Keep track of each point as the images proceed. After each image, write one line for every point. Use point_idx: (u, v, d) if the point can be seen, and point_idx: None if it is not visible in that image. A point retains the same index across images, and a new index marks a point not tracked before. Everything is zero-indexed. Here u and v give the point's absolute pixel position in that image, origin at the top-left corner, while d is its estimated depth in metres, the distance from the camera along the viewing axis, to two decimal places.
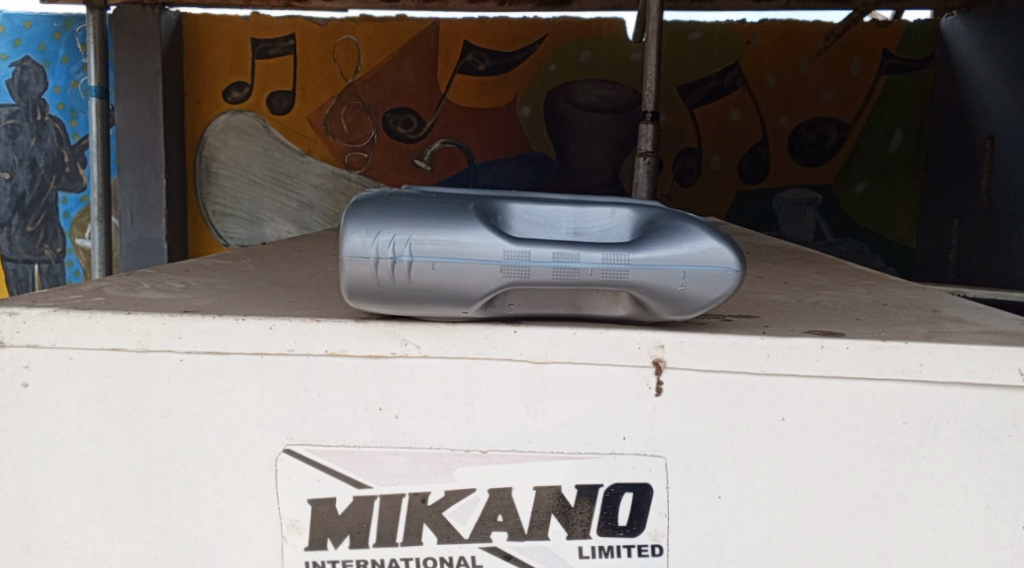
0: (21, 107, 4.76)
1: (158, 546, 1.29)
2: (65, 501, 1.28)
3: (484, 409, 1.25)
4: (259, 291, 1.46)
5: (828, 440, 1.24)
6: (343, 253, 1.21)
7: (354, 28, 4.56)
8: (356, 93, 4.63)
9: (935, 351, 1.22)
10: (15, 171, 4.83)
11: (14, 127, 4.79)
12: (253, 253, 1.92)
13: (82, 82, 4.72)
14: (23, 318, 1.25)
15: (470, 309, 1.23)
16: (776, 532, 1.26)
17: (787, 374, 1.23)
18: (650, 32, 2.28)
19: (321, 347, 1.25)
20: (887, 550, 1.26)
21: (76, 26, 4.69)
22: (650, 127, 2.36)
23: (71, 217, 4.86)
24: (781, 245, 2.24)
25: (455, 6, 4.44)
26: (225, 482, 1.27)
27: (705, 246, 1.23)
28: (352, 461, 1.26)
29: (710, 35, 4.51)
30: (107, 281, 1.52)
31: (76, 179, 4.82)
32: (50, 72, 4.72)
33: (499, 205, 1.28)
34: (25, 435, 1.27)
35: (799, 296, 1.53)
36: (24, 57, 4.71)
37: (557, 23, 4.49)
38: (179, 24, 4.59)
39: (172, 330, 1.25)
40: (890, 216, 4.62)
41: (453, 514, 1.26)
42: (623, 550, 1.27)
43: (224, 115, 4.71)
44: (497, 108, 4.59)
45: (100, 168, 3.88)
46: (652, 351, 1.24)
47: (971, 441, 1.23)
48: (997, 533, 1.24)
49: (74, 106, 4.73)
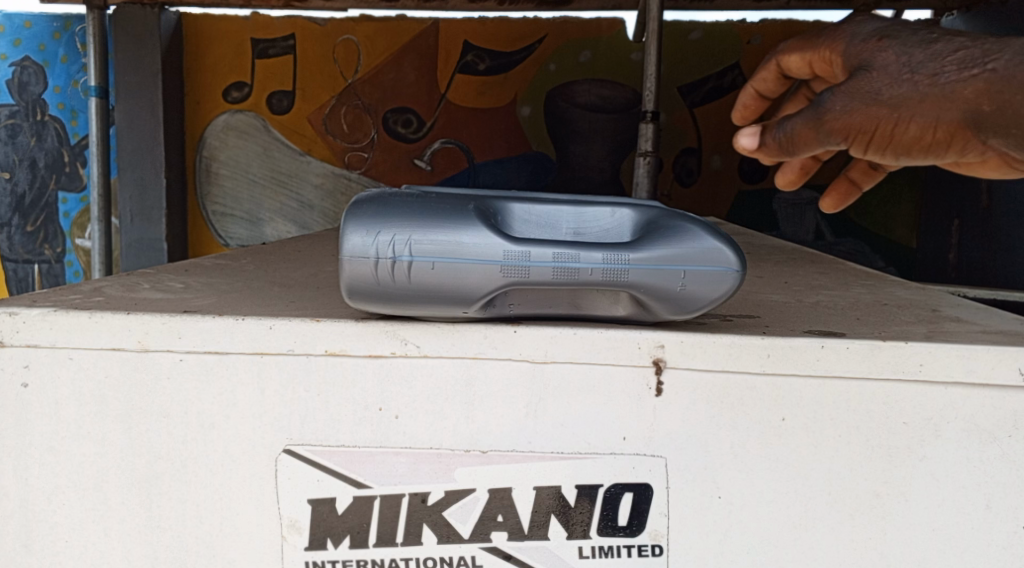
0: (21, 107, 4.70)
1: (156, 546, 1.29)
2: (64, 500, 1.28)
3: (483, 409, 1.25)
4: (259, 291, 1.46)
5: (829, 440, 1.24)
6: (343, 253, 1.21)
7: (354, 28, 4.49)
8: (355, 93, 4.56)
9: (935, 351, 1.22)
10: (15, 171, 4.78)
11: (14, 127, 4.74)
12: (253, 253, 1.92)
13: (81, 82, 4.67)
14: (22, 318, 1.25)
15: (469, 309, 1.23)
16: (775, 533, 1.26)
17: (787, 373, 1.23)
18: (650, 31, 2.28)
19: (320, 347, 1.24)
20: (888, 550, 1.26)
21: (76, 26, 4.64)
22: (650, 127, 2.36)
23: (71, 217, 4.82)
24: (780, 245, 2.24)
25: (456, 5, 4.38)
26: (225, 482, 1.27)
27: (705, 246, 1.23)
28: (353, 462, 1.26)
29: (710, 34, 4.48)
30: (106, 281, 1.52)
31: (76, 179, 4.77)
32: (50, 72, 4.66)
33: (500, 205, 1.28)
34: (23, 434, 1.27)
35: (800, 296, 1.53)
36: (24, 57, 4.65)
37: (557, 23, 4.43)
38: (179, 24, 4.51)
39: (171, 329, 1.25)
40: (890, 217, 4.61)
41: (453, 514, 1.26)
42: (623, 550, 1.27)
43: (224, 115, 4.64)
44: (498, 108, 4.55)
45: (100, 168, 3.83)
46: (652, 351, 1.23)
47: (972, 440, 1.23)
48: (997, 533, 1.24)
49: (74, 106, 4.68)
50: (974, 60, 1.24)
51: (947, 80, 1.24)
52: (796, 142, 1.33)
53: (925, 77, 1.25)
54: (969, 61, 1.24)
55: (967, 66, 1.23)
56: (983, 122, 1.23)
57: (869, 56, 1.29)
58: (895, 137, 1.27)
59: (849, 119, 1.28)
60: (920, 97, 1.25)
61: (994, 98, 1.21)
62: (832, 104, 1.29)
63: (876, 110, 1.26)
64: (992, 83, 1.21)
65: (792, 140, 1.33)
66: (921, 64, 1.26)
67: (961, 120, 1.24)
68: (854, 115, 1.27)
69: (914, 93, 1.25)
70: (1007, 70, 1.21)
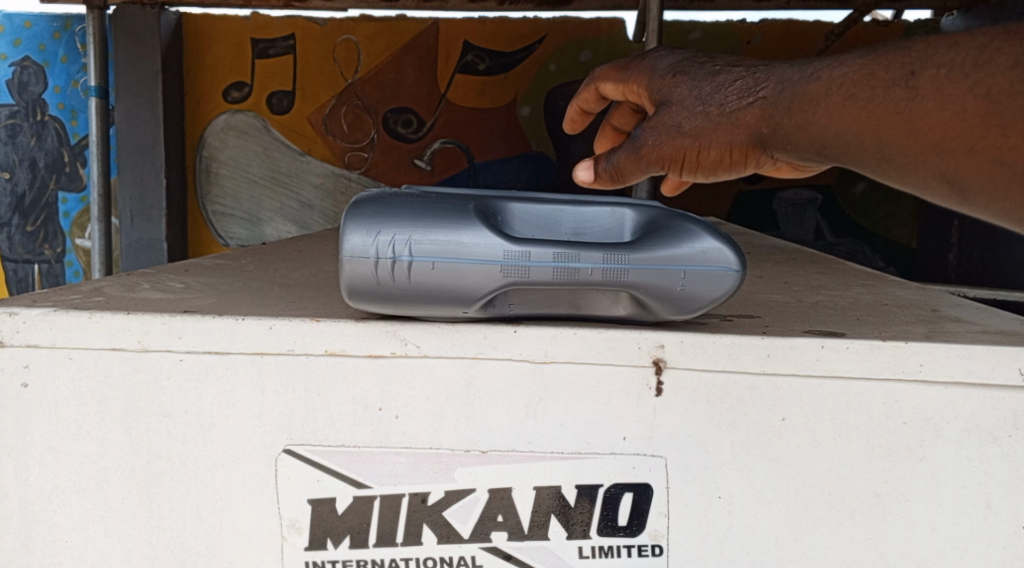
0: (21, 107, 4.61)
1: (156, 545, 1.29)
2: (63, 500, 1.28)
3: (483, 409, 1.25)
4: (259, 291, 1.46)
5: (828, 440, 1.24)
6: (343, 253, 1.21)
7: (355, 28, 4.39)
8: (356, 93, 4.46)
9: (935, 351, 1.22)
10: (15, 171, 4.68)
11: (14, 127, 4.64)
12: (253, 253, 1.92)
13: (81, 82, 4.58)
14: (22, 318, 1.25)
15: (470, 309, 1.23)
16: (775, 533, 1.26)
17: (787, 374, 1.23)
18: (650, 32, 2.28)
19: (321, 347, 1.24)
20: (888, 550, 1.26)
21: (76, 26, 4.55)
22: None
23: (71, 217, 4.72)
24: (780, 245, 2.23)
25: (457, 5, 4.29)
26: (226, 482, 1.27)
27: (705, 246, 1.23)
28: (353, 462, 1.26)
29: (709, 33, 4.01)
30: (106, 281, 1.52)
31: (76, 179, 4.68)
32: (50, 72, 4.57)
33: (500, 205, 1.28)
34: (23, 435, 1.27)
35: (799, 296, 1.53)
36: (24, 57, 4.56)
37: (557, 22, 4.34)
38: (179, 24, 4.40)
39: (171, 329, 1.25)
40: (891, 216, 4.60)
41: (453, 514, 1.26)
42: (623, 550, 1.27)
43: (224, 115, 4.54)
44: (497, 108, 4.47)
45: (100, 167, 3.81)
46: (652, 351, 1.23)
47: (972, 440, 1.23)
48: (997, 532, 1.24)
49: (74, 106, 4.59)
50: (752, 86, 1.20)
51: (730, 108, 1.21)
52: (621, 176, 1.30)
53: (714, 106, 1.22)
54: (748, 88, 1.20)
55: (746, 93, 1.20)
56: (772, 145, 1.19)
57: (665, 89, 1.27)
58: (696, 165, 1.24)
59: (651, 152, 1.26)
60: (711, 128, 1.22)
61: (772, 122, 1.18)
62: (642, 140, 1.27)
63: (675, 142, 1.24)
64: (768, 108, 1.18)
65: (610, 171, 1.31)
66: (709, 95, 1.23)
67: (750, 145, 1.20)
68: (657, 150, 1.25)
69: (708, 124, 1.22)
70: (776, 96, 1.17)
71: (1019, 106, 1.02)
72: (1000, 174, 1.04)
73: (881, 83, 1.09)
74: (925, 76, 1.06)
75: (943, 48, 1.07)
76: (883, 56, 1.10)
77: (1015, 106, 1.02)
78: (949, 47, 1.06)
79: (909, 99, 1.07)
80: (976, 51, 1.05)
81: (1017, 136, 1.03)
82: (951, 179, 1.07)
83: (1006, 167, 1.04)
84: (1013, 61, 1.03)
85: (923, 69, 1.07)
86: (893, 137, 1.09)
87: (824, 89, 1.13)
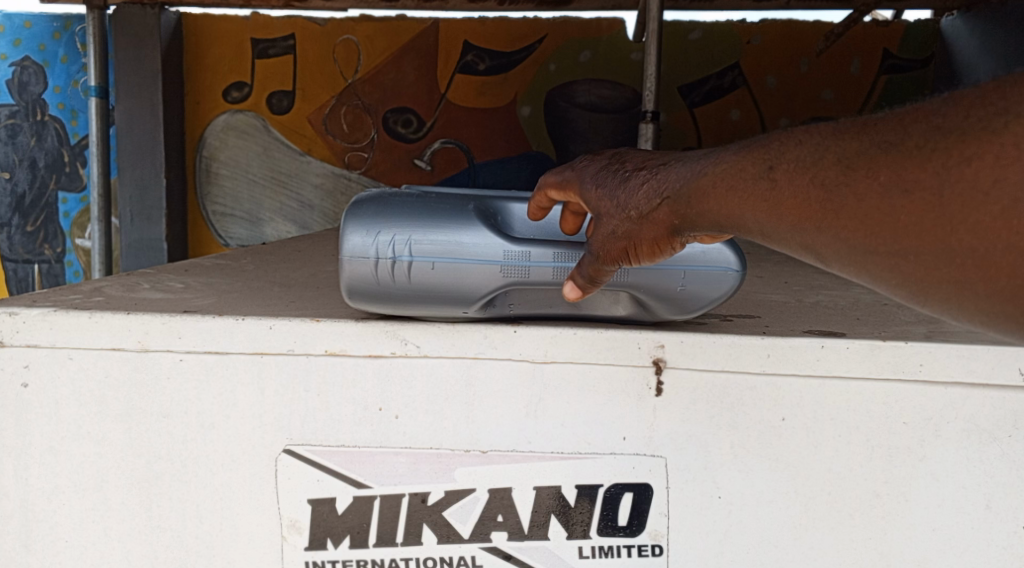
0: (21, 107, 4.18)
1: (156, 545, 1.29)
2: (62, 498, 1.28)
3: (483, 409, 1.25)
4: (259, 292, 1.46)
5: (829, 440, 1.24)
6: (343, 253, 1.21)
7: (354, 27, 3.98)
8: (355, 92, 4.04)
9: (935, 351, 1.21)
10: (15, 171, 4.23)
11: (14, 127, 4.20)
12: (253, 253, 1.92)
13: (82, 82, 4.14)
14: (22, 318, 1.25)
15: (470, 309, 1.23)
16: (776, 532, 1.26)
17: (787, 373, 1.23)
18: (650, 31, 2.28)
19: (320, 347, 1.24)
20: (888, 549, 1.26)
21: (77, 26, 4.12)
22: (649, 127, 2.35)
23: (71, 217, 4.27)
24: None
25: None
26: (226, 482, 1.27)
27: (705, 246, 1.23)
28: (352, 462, 1.26)
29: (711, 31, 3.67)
30: (106, 281, 1.52)
31: (76, 178, 4.23)
32: (50, 72, 4.15)
33: (499, 205, 1.29)
34: (23, 435, 1.27)
35: (799, 297, 1.53)
36: (24, 56, 4.13)
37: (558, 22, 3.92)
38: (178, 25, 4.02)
39: (171, 329, 1.25)
40: None
41: (452, 514, 1.27)
42: (623, 550, 1.27)
43: (224, 115, 4.10)
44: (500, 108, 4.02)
45: (101, 167, 3.79)
46: (652, 351, 1.23)
47: (972, 440, 1.23)
48: (996, 532, 1.24)
49: (74, 106, 4.16)
50: (656, 183, 1.11)
51: (644, 210, 1.11)
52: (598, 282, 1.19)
53: (630, 209, 1.12)
54: (653, 185, 1.11)
55: (652, 191, 1.11)
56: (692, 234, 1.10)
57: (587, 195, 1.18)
58: (637, 262, 1.15)
59: (597, 261, 1.17)
60: (635, 228, 1.12)
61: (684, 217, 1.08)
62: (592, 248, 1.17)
63: (610, 246, 1.15)
64: (675, 204, 1.08)
65: (584, 287, 1.19)
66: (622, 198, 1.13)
67: (672, 239, 1.11)
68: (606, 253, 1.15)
69: (631, 227, 1.12)
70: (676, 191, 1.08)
71: (848, 194, 0.95)
72: (851, 253, 0.97)
73: (748, 177, 1.02)
74: (781, 169, 1.00)
75: (794, 142, 1.00)
76: (748, 150, 1.03)
77: (847, 193, 0.95)
78: (799, 142, 1.00)
79: (769, 192, 1.00)
80: (817, 144, 0.98)
81: (860, 217, 0.95)
82: (817, 253, 0.99)
83: (854, 246, 0.96)
84: (843, 151, 0.96)
85: (779, 163, 1.00)
86: (766, 223, 1.01)
87: (708, 184, 1.05)
